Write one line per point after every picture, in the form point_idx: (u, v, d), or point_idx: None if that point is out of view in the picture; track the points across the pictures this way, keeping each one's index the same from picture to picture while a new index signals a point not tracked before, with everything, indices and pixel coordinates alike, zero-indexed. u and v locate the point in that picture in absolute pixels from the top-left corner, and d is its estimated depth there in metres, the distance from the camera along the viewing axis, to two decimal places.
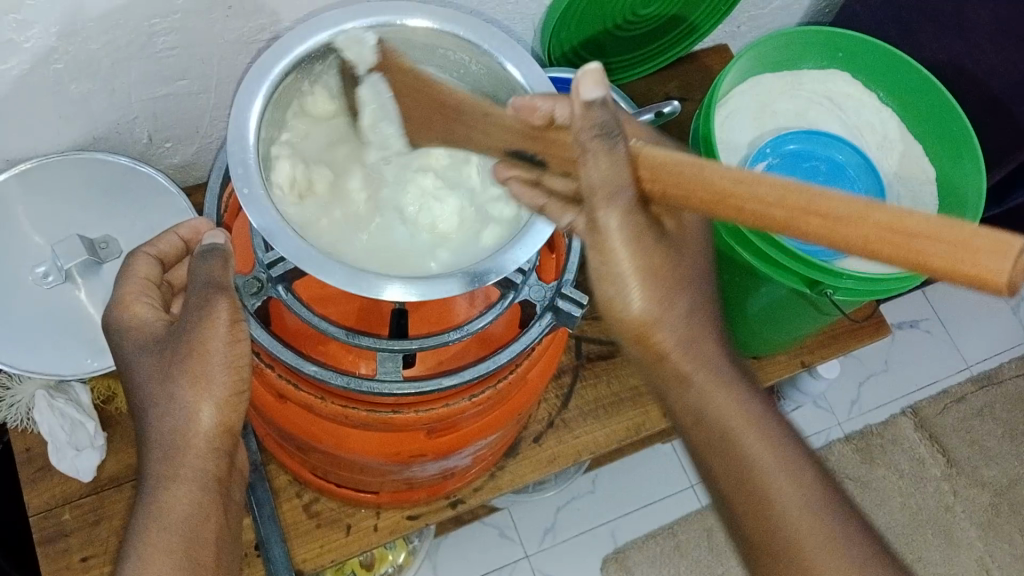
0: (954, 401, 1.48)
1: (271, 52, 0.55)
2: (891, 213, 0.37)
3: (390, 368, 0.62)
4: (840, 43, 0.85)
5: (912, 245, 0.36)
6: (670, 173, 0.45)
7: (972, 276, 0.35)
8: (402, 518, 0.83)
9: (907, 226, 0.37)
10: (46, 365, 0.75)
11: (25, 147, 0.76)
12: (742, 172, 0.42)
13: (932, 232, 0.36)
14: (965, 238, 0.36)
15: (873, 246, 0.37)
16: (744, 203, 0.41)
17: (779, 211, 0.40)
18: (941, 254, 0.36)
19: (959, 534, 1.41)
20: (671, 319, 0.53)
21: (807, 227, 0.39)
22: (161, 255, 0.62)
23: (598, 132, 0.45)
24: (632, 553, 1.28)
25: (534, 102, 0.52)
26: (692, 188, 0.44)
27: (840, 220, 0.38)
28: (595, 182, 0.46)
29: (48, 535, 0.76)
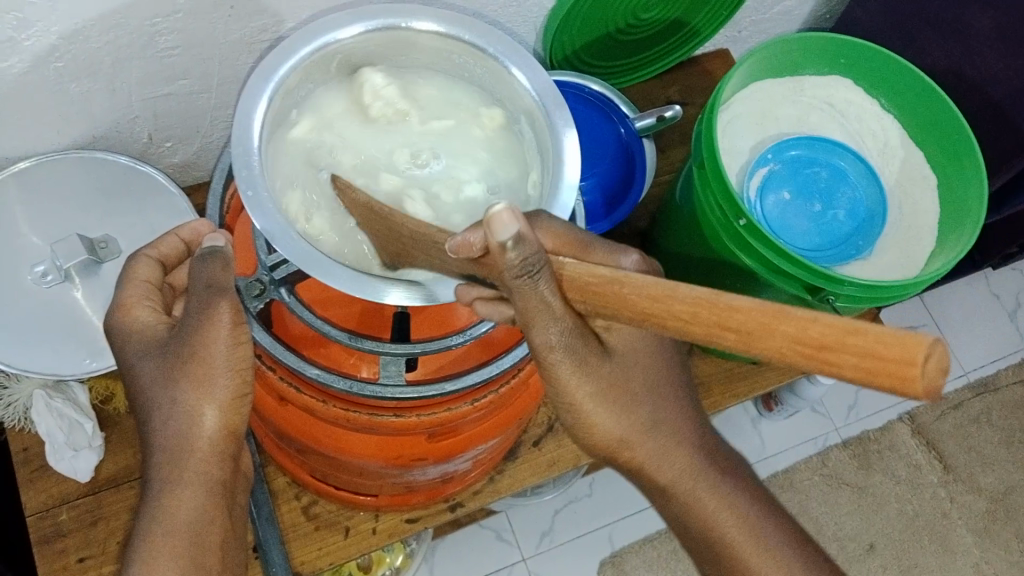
0: (952, 409, 1.50)
1: (276, 53, 0.55)
2: (801, 321, 0.35)
3: (393, 371, 0.62)
4: (843, 50, 0.84)
5: (824, 356, 0.34)
6: (590, 292, 0.45)
7: (884, 381, 0.33)
8: (401, 521, 0.82)
9: (814, 337, 0.34)
10: (43, 364, 0.75)
11: (23, 147, 0.76)
12: (654, 287, 0.40)
13: (839, 339, 0.34)
14: (867, 341, 0.33)
15: (789, 357, 0.35)
16: (664, 319, 0.40)
17: (694, 326, 0.38)
18: (854, 362, 0.34)
19: (955, 540, 1.42)
20: None
21: (725, 341, 0.37)
22: (163, 257, 0.62)
23: (521, 273, 0.45)
24: (629, 558, 1.28)
25: (467, 238, 0.47)
26: (615, 306, 0.43)
27: (751, 331, 0.36)
28: (533, 312, 0.46)
29: (45, 535, 0.76)
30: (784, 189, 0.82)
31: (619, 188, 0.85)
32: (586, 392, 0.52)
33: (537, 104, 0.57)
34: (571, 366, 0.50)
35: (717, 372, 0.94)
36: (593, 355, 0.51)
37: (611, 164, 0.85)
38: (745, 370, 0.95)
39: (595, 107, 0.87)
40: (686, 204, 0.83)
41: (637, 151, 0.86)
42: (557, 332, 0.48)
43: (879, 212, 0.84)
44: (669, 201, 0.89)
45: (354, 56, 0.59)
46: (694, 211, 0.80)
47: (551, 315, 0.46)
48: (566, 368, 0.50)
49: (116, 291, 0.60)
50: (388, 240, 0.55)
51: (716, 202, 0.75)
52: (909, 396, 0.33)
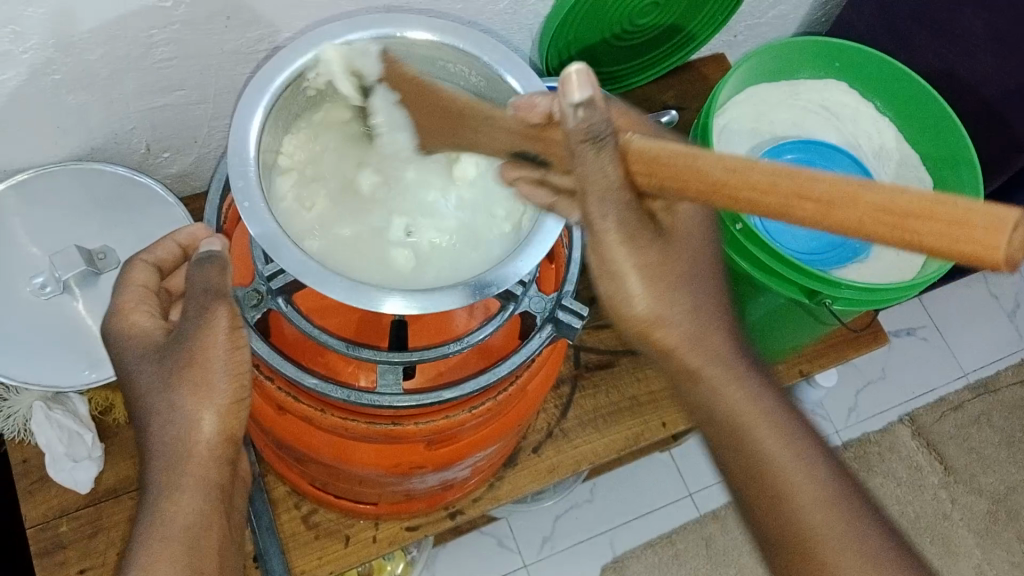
0: (951, 409, 1.48)
1: (272, 64, 0.55)
2: (887, 192, 0.36)
3: (391, 380, 0.62)
4: (839, 53, 0.85)
5: (907, 226, 0.35)
6: (661, 166, 0.43)
7: (968, 254, 0.34)
8: (401, 529, 0.82)
9: (900, 207, 0.35)
10: (40, 376, 0.75)
11: (22, 159, 0.76)
12: (732, 159, 0.40)
13: (927, 209, 0.35)
14: (956, 213, 0.34)
15: (871, 228, 0.36)
16: (738, 190, 0.40)
17: (770, 198, 0.39)
18: (939, 233, 0.35)
19: (957, 541, 1.42)
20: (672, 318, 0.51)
21: (801, 213, 0.38)
22: (159, 262, 0.63)
23: (588, 138, 0.44)
24: (631, 563, 1.28)
25: (533, 100, 0.52)
26: (686, 180, 0.42)
27: (834, 202, 0.37)
28: (590, 182, 0.45)
29: (46, 546, 0.76)
30: None
31: None
32: (630, 262, 0.49)
33: None
34: (621, 238, 0.48)
35: None
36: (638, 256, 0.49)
37: None
38: None
39: None
40: None
41: None
42: (614, 206, 0.46)
43: None
44: None
45: None
46: None
47: (607, 185, 0.45)
48: (615, 240, 0.48)
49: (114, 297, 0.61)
50: (432, 119, 0.58)
51: None
52: (987, 267, 0.34)
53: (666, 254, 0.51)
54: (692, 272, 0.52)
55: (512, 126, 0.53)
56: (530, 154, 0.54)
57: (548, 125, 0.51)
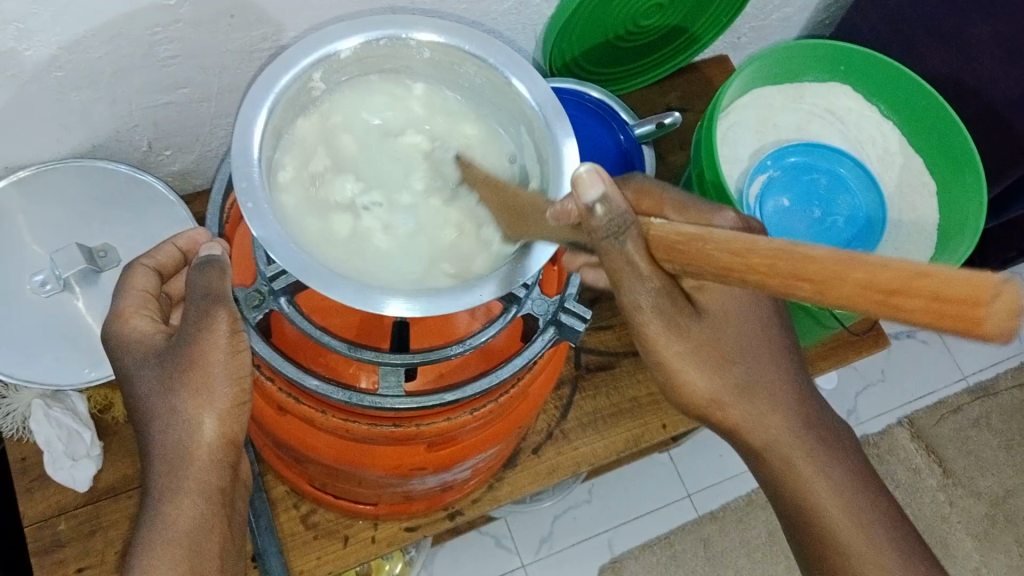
0: (950, 412, 1.48)
1: (277, 64, 0.55)
2: (871, 265, 0.31)
3: (392, 382, 0.62)
4: (844, 58, 0.84)
5: (895, 303, 0.30)
6: (679, 252, 0.42)
7: (959, 329, 0.29)
8: (400, 529, 0.82)
9: (884, 281, 0.30)
10: (40, 374, 0.75)
11: (24, 156, 0.76)
12: (734, 241, 0.37)
13: (911, 280, 0.30)
14: (942, 285, 0.29)
15: (862, 305, 0.32)
16: (738, 273, 0.37)
17: (765, 276, 0.35)
18: (924, 307, 0.30)
19: (956, 545, 1.42)
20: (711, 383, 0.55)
21: (797, 292, 0.34)
22: (160, 266, 0.62)
23: (609, 233, 0.45)
24: (630, 563, 1.28)
25: (567, 204, 0.47)
26: (699, 264, 0.40)
27: (823, 279, 0.33)
28: (620, 273, 0.46)
29: (44, 545, 0.76)
30: (783, 196, 0.82)
31: None
32: (676, 350, 0.53)
33: (537, 113, 0.57)
34: (661, 327, 0.51)
35: None
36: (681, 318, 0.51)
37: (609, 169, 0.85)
38: None
39: (594, 113, 0.87)
40: None
41: (637, 158, 0.86)
42: (647, 291, 0.48)
43: (879, 218, 0.83)
44: None
45: (357, 66, 0.59)
46: None
47: (636, 273, 0.46)
48: (657, 332, 0.52)
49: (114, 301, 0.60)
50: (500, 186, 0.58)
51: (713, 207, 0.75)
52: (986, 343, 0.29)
53: (711, 332, 0.54)
54: (740, 347, 0.56)
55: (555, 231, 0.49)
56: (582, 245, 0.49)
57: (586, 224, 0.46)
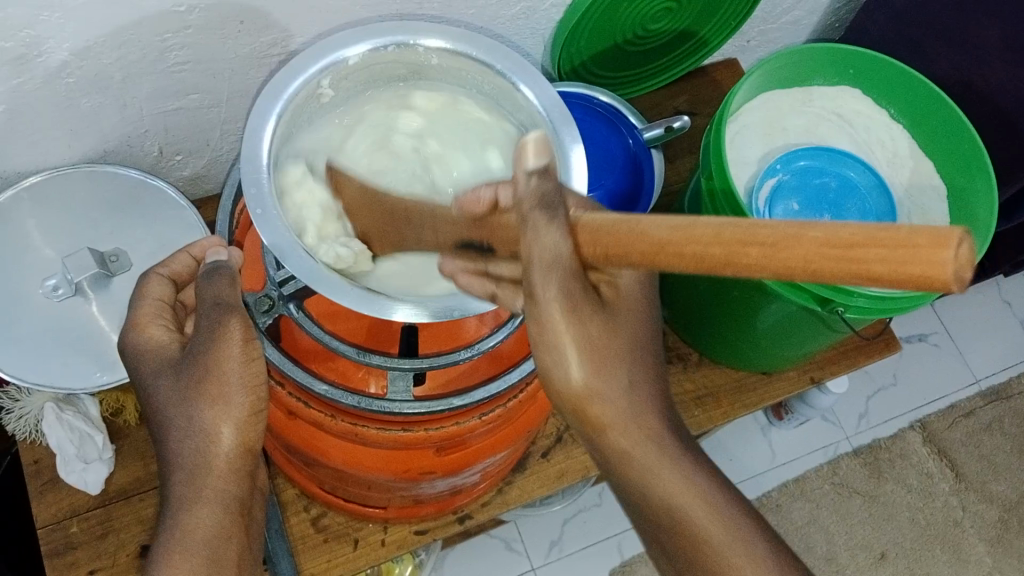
0: (962, 416, 1.47)
1: (287, 71, 0.55)
2: (828, 226, 0.33)
3: (400, 387, 0.63)
4: (852, 60, 0.85)
5: (856, 257, 0.32)
6: (611, 236, 0.42)
7: (916, 276, 0.31)
8: (410, 533, 0.82)
9: (843, 239, 0.32)
10: (51, 378, 0.75)
11: (34, 161, 0.77)
12: (676, 219, 0.39)
13: (870, 236, 0.32)
14: (901, 236, 0.31)
15: (818, 265, 0.33)
16: (681, 248, 0.38)
17: (712, 248, 0.36)
18: (885, 259, 0.31)
19: (968, 550, 1.41)
20: (606, 392, 0.50)
21: (746, 259, 0.35)
22: (174, 275, 0.63)
23: (545, 206, 0.45)
24: (639, 567, 1.27)
25: (478, 193, 0.50)
26: (630, 244, 0.41)
27: (779, 242, 0.34)
28: (535, 251, 0.45)
29: (56, 547, 0.76)
30: (792, 200, 0.81)
31: (628, 197, 0.85)
32: (572, 336, 0.48)
33: (544, 120, 0.57)
34: (563, 311, 0.47)
35: (726, 383, 0.94)
36: (587, 305, 0.48)
37: (617, 177, 0.85)
38: (755, 381, 0.94)
39: (602, 118, 0.87)
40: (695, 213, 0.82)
41: (645, 161, 0.87)
42: (558, 281, 0.45)
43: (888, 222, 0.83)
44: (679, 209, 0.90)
45: (364, 74, 0.60)
46: None
47: (559, 262, 0.45)
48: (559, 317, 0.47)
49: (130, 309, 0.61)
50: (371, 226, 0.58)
51: (722, 213, 0.75)
52: (939, 290, 0.31)
53: (613, 328, 0.50)
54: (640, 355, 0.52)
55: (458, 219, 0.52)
56: (474, 241, 0.52)
57: (493, 214, 0.50)
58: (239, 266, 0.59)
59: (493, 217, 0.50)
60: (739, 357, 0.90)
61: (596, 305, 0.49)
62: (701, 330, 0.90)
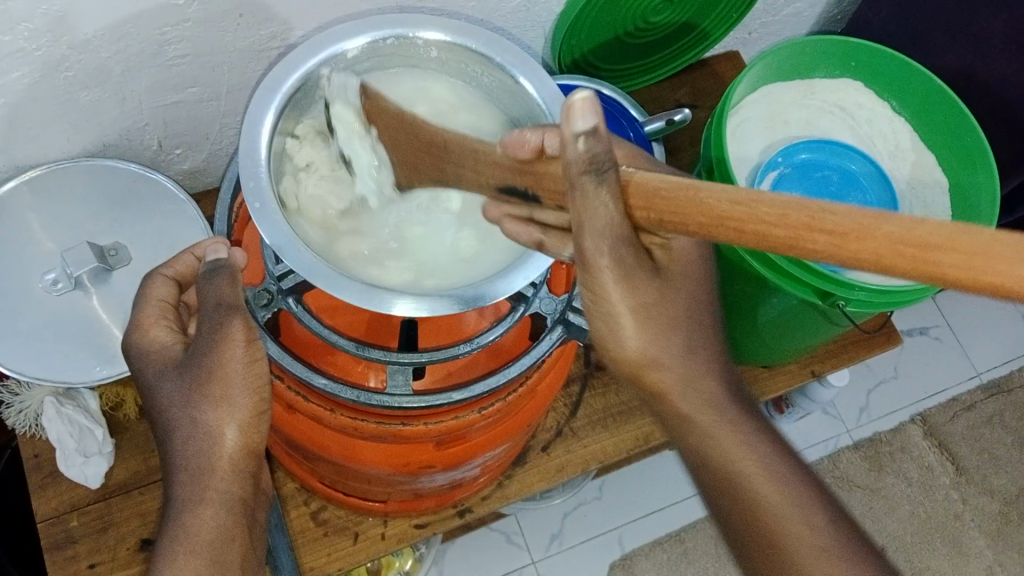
0: (963, 409, 1.47)
1: (285, 63, 0.55)
2: (906, 222, 0.34)
3: (400, 381, 0.62)
4: (854, 52, 0.84)
5: (929, 257, 0.33)
6: (665, 202, 0.43)
7: (991, 284, 0.32)
8: (410, 527, 0.82)
9: (917, 239, 0.33)
10: (51, 372, 0.75)
11: (33, 156, 0.77)
12: (740, 192, 0.39)
13: (947, 239, 0.33)
14: (984, 243, 0.32)
15: (889, 260, 0.34)
16: (743, 223, 0.39)
17: (777, 229, 0.37)
18: (958, 265, 0.33)
19: (968, 543, 1.41)
20: (663, 360, 0.53)
21: (814, 245, 0.36)
22: (178, 276, 0.62)
23: (591, 169, 0.44)
24: (639, 560, 1.28)
25: (523, 136, 0.50)
26: (687, 214, 0.41)
27: (851, 233, 0.35)
28: (587, 215, 0.45)
29: (56, 541, 0.76)
30: (794, 192, 0.81)
31: None
32: (630, 306, 0.50)
33: (545, 112, 0.57)
34: (617, 280, 0.48)
35: None
36: (640, 271, 0.49)
37: None
38: (754, 375, 0.94)
39: (603, 110, 0.87)
40: None
41: (645, 155, 0.86)
42: (612, 241, 0.46)
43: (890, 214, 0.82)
44: None
45: (363, 66, 0.59)
46: None
47: (608, 222, 0.45)
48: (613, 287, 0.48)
49: (133, 311, 0.61)
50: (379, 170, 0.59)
51: None
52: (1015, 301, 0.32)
53: (666, 292, 0.51)
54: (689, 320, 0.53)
55: (503, 165, 0.52)
56: (518, 189, 0.52)
57: (539, 160, 0.50)
58: (240, 265, 0.58)
59: (541, 164, 0.50)
60: (740, 351, 0.90)
61: (651, 271, 0.50)
62: None
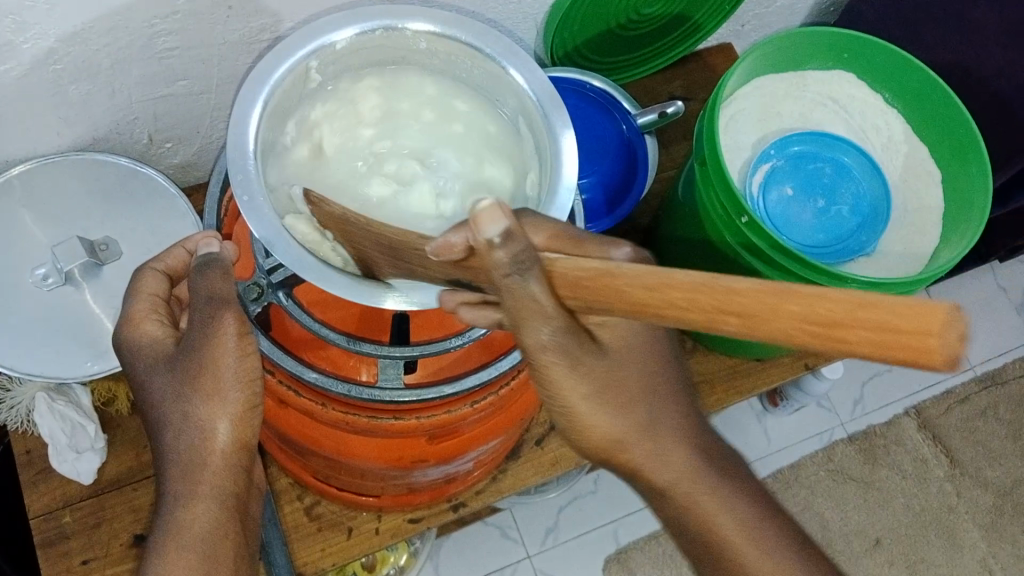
0: (957, 402, 1.48)
1: (272, 55, 0.54)
2: (810, 298, 0.31)
3: (392, 375, 0.62)
4: (846, 45, 0.83)
5: (839, 335, 0.31)
6: (582, 288, 0.41)
7: (900, 353, 0.30)
8: (404, 522, 0.82)
9: (826, 312, 0.31)
10: (42, 367, 0.75)
11: (22, 150, 0.76)
12: (646, 277, 0.37)
13: (852, 313, 0.30)
14: (887, 313, 0.30)
15: (799, 338, 0.32)
16: (655, 308, 0.37)
17: (689, 313, 0.35)
18: (869, 337, 0.30)
19: (962, 535, 1.41)
20: (628, 439, 0.52)
21: (726, 328, 0.34)
22: (169, 270, 0.62)
23: (513, 270, 0.42)
24: (634, 554, 1.28)
25: (448, 239, 0.44)
26: (606, 299, 0.40)
27: (757, 315, 0.33)
28: (524, 312, 0.43)
29: (49, 538, 0.76)
30: (787, 184, 0.81)
31: (621, 184, 0.85)
32: (582, 391, 0.49)
33: (535, 104, 0.56)
34: (561, 365, 0.47)
35: (719, 369, 0.94)
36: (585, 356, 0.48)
37: (612, 162, 0.84)
38: (748, 368, 0.94)
39: (596, 104, 0.87)
40: (689, 201, 0.81)
41: (639, 147, 0.86)
42: (551, 331, 0.45)
43: (882, 205, 0.83)
44: (672, 197, 0.89)
45: (351, 58, 0.59)
46: (696, 208, 0.80)
47: (543, 315, 0.43)
48: (560, 370, 0.48)
49: (124, 305, 0.60)
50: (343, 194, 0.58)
51: (718, 199, 0.74)
52: (929, 369, 0.29)
53: (612, 370, 0.51)
54: (638, 381, 0.52)
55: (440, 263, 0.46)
56: (464, 279, 0.47)
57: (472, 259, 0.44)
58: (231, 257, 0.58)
59: (476, 261, 0.44)
60: (733, 344, 0.90)
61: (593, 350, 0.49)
62: None
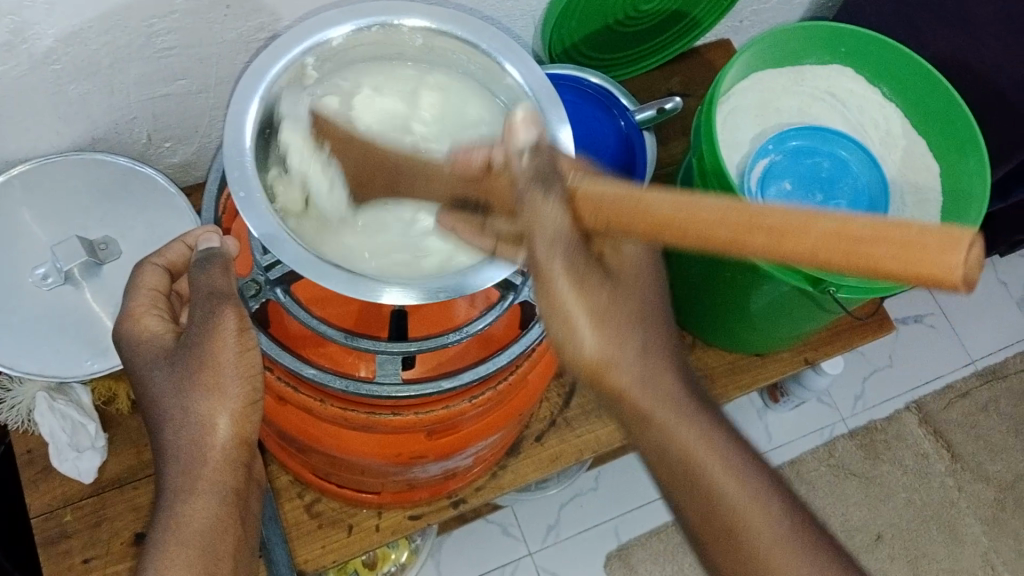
0: (958, 397, 1.48)
1: (269, 53, 0.55)
2: (839, 218, 0.35)
3: (390, 370, 0.62)
4: (844, 38, 0.84)
5: (860, 251, 0.35)
6: (608, 211, 0.43)
7: (918, 271, 0.33)
8: (404, 518, 0.82)
9: (849, 232, 0.35)
10: (42, 365, 0.75)
11: (22, 149, 0.76)
12: (678, 201, 0.40)
13: (879, 232, 0.34)
14: (908, 234, 0.34)
15: (823, 255, 0.36)
16: (686, 226, 0.40)
17: (720, 230, 0.38)
18: (890, 254, 0.34)
19: (964, 530, 1.41)
20: (618, 359, 0.49)
21: (752, 244, 0.37)
22: (169, 265, 0.62)
23: (535, 179, 0.45)
24: (635, 550, 1.28)
25: (471, 152, 0.52)
26: (631, 220, 0.42)
27: (787, 232, 0.36)
28: (538, 223, 0.45)
29: (50, 536, 0.76)
30: (785, 180, 0.81)
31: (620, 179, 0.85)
32: (585, 308, 0.47)
33: (531, 99, 0.57)
34: (570, 280, 0.46)
35: (719, 364, 0.94)
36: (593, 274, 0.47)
37: (610, 158, 0.85)
38: (746, 363, 0.94)
39: (594, 100, 0.87)
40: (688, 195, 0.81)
41: (638, 143, 0.86)
42: (562, 242, 0.45)
43: (882, 198, 0.83)
44: None
45: (347, 54, 0.59)
46: None
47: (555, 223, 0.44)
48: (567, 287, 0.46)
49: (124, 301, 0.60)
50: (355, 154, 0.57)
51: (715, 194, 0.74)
52: (940, 287, 0.33)
53: (618, 295, 0.49)
54: (642, 311, 0.50)
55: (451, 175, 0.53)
56: (470, 196, 0.53)
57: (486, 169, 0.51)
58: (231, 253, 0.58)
59: (490, 175, 0.51)
60: (732, 339, 0.90)
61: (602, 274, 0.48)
62: (693, 314, 0.90)
